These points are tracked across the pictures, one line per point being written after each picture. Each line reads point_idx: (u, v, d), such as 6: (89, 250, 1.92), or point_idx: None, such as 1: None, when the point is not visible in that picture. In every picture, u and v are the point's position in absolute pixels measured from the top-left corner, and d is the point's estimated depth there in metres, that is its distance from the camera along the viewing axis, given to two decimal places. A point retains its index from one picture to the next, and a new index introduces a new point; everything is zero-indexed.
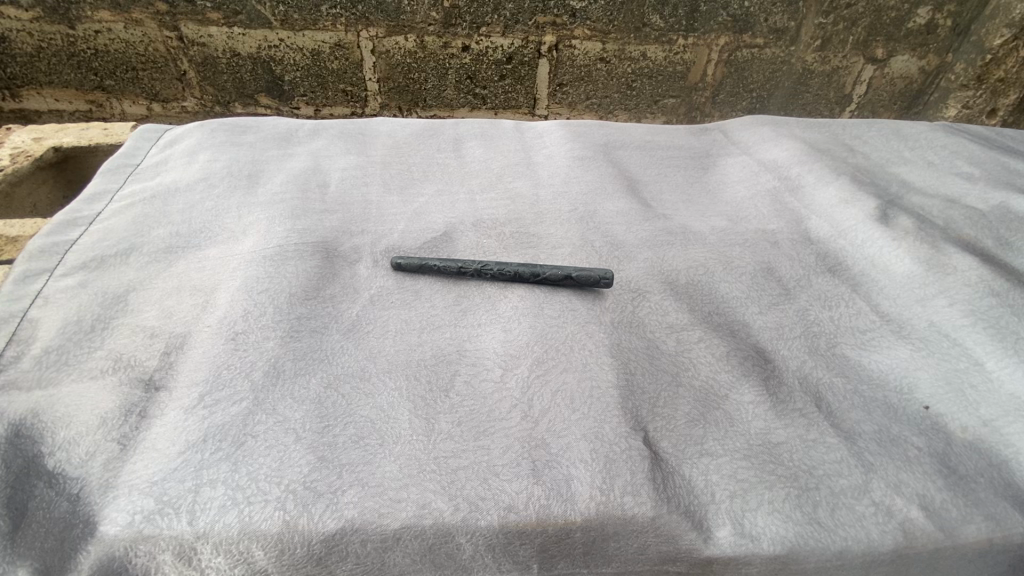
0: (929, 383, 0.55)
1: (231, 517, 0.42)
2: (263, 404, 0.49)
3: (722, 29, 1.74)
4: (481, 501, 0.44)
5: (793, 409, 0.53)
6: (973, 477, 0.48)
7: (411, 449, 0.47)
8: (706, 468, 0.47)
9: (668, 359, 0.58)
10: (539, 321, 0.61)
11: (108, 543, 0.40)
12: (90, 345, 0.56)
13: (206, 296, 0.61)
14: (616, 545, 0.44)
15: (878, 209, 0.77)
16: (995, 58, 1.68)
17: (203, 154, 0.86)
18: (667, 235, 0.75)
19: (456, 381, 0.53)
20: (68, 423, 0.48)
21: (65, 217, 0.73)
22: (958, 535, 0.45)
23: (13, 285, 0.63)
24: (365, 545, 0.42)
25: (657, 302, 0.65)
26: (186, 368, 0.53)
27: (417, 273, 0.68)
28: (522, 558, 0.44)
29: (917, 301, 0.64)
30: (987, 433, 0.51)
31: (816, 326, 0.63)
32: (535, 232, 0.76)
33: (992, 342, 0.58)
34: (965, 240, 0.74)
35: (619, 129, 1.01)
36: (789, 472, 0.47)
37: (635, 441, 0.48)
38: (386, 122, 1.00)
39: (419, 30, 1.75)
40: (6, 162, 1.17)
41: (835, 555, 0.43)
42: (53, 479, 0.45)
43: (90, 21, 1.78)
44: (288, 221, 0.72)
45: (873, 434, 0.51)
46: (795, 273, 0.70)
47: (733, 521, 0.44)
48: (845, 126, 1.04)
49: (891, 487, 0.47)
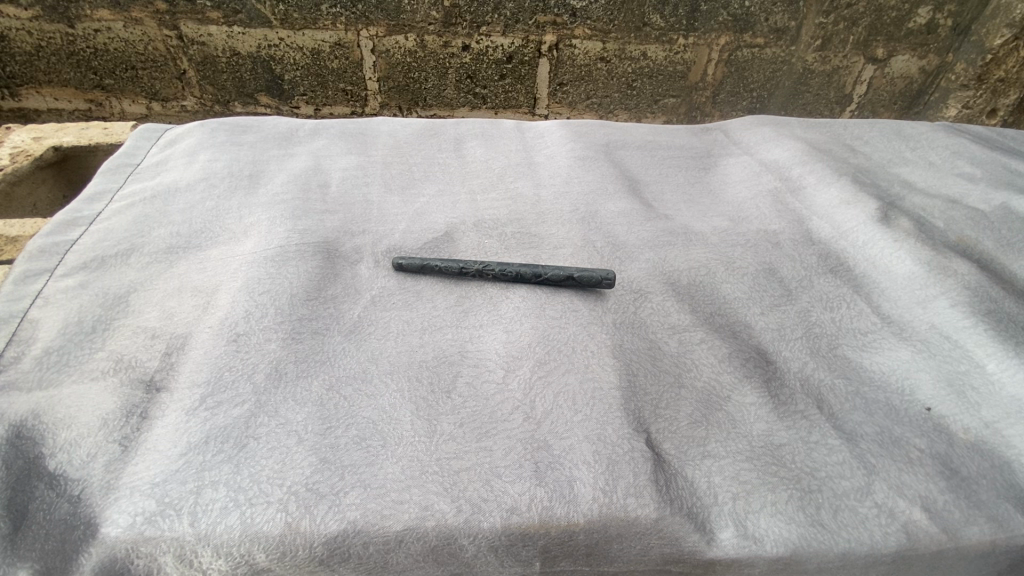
0: (931, 385, 0.55)
1: (233, 520, 0.41)
2: (265, 406, 0.49)
3: (723, 29, 1.74)
4: (483, 502, 0.44)
5: (795, 410, 0.53)
6: (975, 479, 0.48)
7: (413, 451, 0.47)
8: (709, 470, 0.47)
9: (671, 360, 0.57)
10: (541, 322, 0.61)
11: (110, 546, 0.40)
12: (91, 346, 0.56)
13: (207, 297, 0.61)
14: (619, 547, 0.44)
15: (880, 210, 0.77)
16: (996, 58, 1.67)
17: (203, 154, 0.86)
18: (668, 236, 0.75)
19: (458, 383, 0.53)
20: (69, 425, 0.48)
21: (65, 217, 0.73)
22: (961, 536, 0.44)
23: (13, 285, 0.62)
24: (367, 547, 0.42)
25: (659, 303, 0.64)
26: (187, 369, 0.53)
27: (418, 274, 0.68)
28: (524, 559, 0.44)
29: (919, 302, 0.64)
30: (988, 435, 0.51)
31: (818, 327, 0.63)
32: (537, 232, 0.76)
33: (994, 343, 0.58)
34: (967, 241, 0.74)
35: (621, 129, 1.01)
36: (792, 474, 0.47)
37: (638, 442, 0.48)
38: (386, 122, 0.99)
39: (419, 29, 1.75)
40: (6, 161, 1.17)
41: (838, 557, 0.43)
42: (54, 481, 0.45)
43: (89, 20, 1.77)
44: (289, 221, 0.72)
45: (875, 435, 0.51)
46: (797, 273, 0.70)
47: (736, 523, 0.44)
48: (846, 126, 1.04)
49: (894, 489, 0.46)
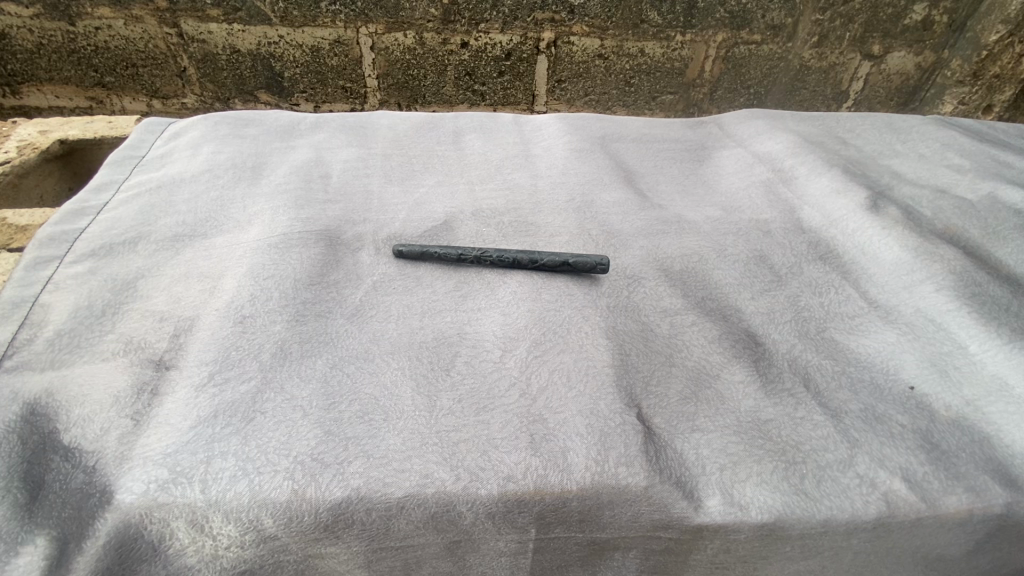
0: (915, 365, 0.57)
1: (242, 487, 0.43)
2: (272, 383, 0.51)
3: (721, 25, 1.76)
4: (481, 471, 0.46)
5: (782, 388, 0.55)
6: (955, 452, 0.50)
7: (413, 424, 0.49)
8: (697, 442, 0.49)
9: (663, 341, 0.59)
10: (538, 305, 0.63)
11: (124, 511, 0.42)
12: (102, 328, 0.58)
13: (213, 282, 0.63)
14: (611, 513, 0.46)
15: (868, 198, 0.79)
16: (991, 54, 1.69)
17: (207, 146, 0.88)
18: (662, 225, 0.77)
19: (457, 362, 0.55)
20: (82, 402, 0.49)
21: (73, 207, 0.74)
22: (939, 505, 0.46)
23: (23, 272, 0.64)
24: (370, 514, 0.44)
25: (652, 288, 0.66)
26: (195, 349, 0.54)
27: (418, 260, 0.70)
28: (520, 524, 0.46)
29: (905, 287, 0.66)
30: (969, 412, 0.53)
31: (806, 311, 0.65)
32: (534, 221, 0.77)
33: (977, 326, 0.60)
34: (954, 230, 0.76)
35: (617, 122, 1.03)
36: (777, 446, 0.49)
37: (629, 416, 0.50)
38: (386, 115, 1.01)
39: (418, 27, 1.76)
40: (13, 154, 1.18)
41: (820, 524, 0.46)
42: (69, 453, 0.46)
43: (90, 18, 1.78)
44: (292, 211, 0.73)
45: (858, 412, 0.53)
46: (787, 260, 0.72)
47: (723, 491, 0.46)
48: (839, 119, 1.06)
49: (876, 461, 0.48)
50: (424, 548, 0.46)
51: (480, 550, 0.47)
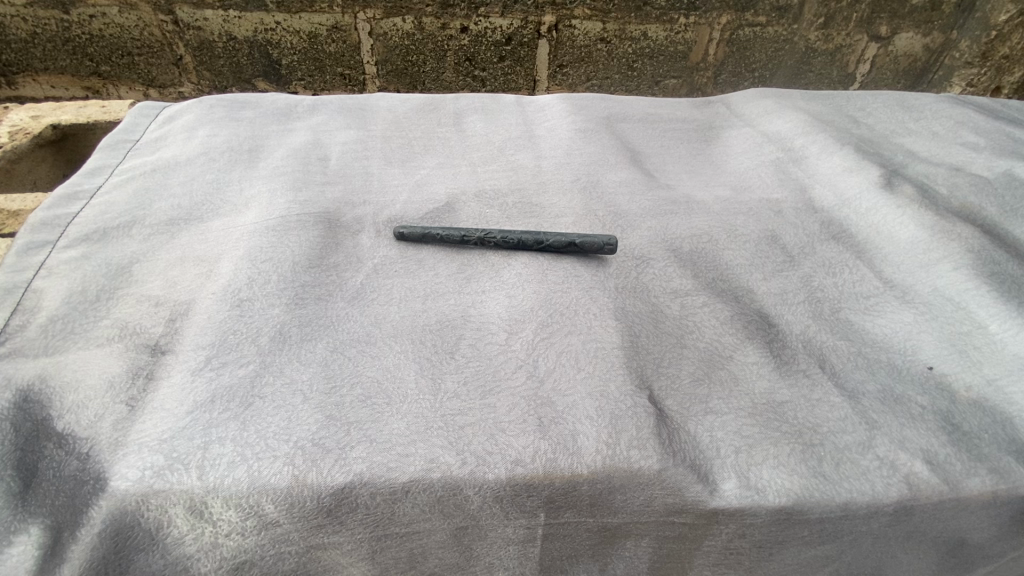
0: (933, 345, 0.55)
1: (241, 472, 0.42)
2: (270, 367, 0.50)
3: (726, 7, 1.72)
4: (488, 455, 0.44)
5: (797, 369, 0.53)
6: (976, 433, 0.48)
7: (418, 408, 0.47)
8: (711, 425, 0.47)
9: (674, 322, 0.58)
10: (543, 286, 0.61)
11: (120, 499, 0.41)
12: (96, 313, 0.56)
13: (209, 266, 0.61)
14: (623, 497, 0.45)
15: (882, 176, 0.77)
16: (1001, 33, 1.64)
17: (202, 129, 0.86)
18: (670, 205, 0.75)
19: (461, 344, 0.54)
20: (76, 388, 0.48)
21: (67, 191, 0.72)
22: (962, 487, 0.45)
23: (15, 257, 0.62)
24: (374, 498, 0.43)
25: (661, 269, 0.64)
26: (191, 334, 0.53)
27: (420, 243, 0.68)
28: (529, 509, 0.45)
29: (921, 266, 0.64)
30: (991, 392, 0.51)
31: (820, 291, 0.63)
32: (538, 203, 0.75)
33: (997, 304, 0.58)
34: (969, 208, 0.74)
35: (622, 102, 1.00)
36: (794, 429, 0.48)
37: (640, 398, 0.49)
38: (385, 97, 0.99)
39: (417, 12, 1.73)
40: (5, 139, 1.16)
41: (839, 507, 0.44)
42: (62, 440, 0.45)
43: (84, 6, 1.76)
44: (289, 193, 0.72)
45: (876, 393, 0.51)
46: (799, 240, 0.70)
47: (739, 474, 0.44)
48: (849, 97, 1.03)
49: (895, 442, 0.47)
50: (430, 536, 0.45)
51: (487, 538, 0.46)
